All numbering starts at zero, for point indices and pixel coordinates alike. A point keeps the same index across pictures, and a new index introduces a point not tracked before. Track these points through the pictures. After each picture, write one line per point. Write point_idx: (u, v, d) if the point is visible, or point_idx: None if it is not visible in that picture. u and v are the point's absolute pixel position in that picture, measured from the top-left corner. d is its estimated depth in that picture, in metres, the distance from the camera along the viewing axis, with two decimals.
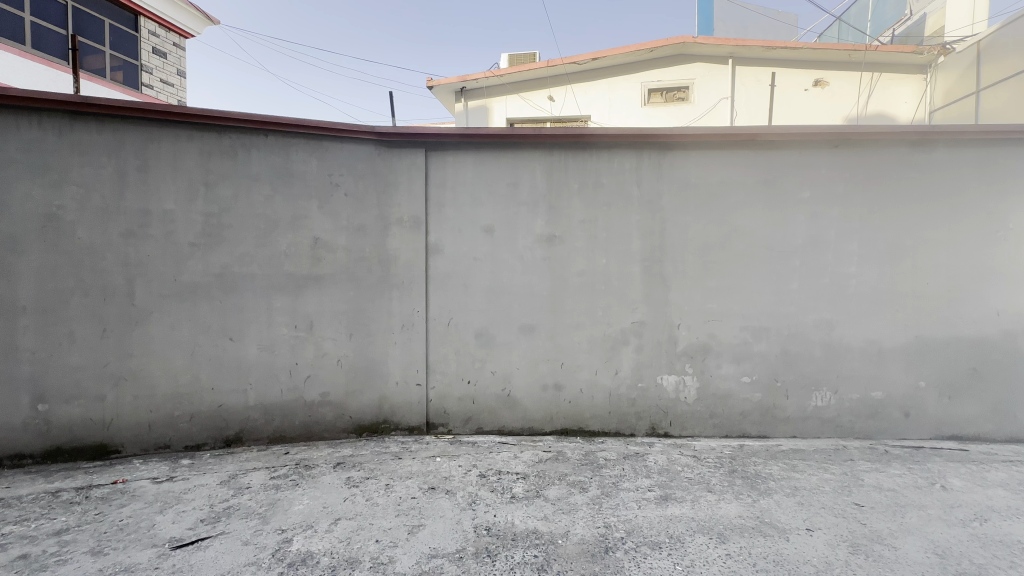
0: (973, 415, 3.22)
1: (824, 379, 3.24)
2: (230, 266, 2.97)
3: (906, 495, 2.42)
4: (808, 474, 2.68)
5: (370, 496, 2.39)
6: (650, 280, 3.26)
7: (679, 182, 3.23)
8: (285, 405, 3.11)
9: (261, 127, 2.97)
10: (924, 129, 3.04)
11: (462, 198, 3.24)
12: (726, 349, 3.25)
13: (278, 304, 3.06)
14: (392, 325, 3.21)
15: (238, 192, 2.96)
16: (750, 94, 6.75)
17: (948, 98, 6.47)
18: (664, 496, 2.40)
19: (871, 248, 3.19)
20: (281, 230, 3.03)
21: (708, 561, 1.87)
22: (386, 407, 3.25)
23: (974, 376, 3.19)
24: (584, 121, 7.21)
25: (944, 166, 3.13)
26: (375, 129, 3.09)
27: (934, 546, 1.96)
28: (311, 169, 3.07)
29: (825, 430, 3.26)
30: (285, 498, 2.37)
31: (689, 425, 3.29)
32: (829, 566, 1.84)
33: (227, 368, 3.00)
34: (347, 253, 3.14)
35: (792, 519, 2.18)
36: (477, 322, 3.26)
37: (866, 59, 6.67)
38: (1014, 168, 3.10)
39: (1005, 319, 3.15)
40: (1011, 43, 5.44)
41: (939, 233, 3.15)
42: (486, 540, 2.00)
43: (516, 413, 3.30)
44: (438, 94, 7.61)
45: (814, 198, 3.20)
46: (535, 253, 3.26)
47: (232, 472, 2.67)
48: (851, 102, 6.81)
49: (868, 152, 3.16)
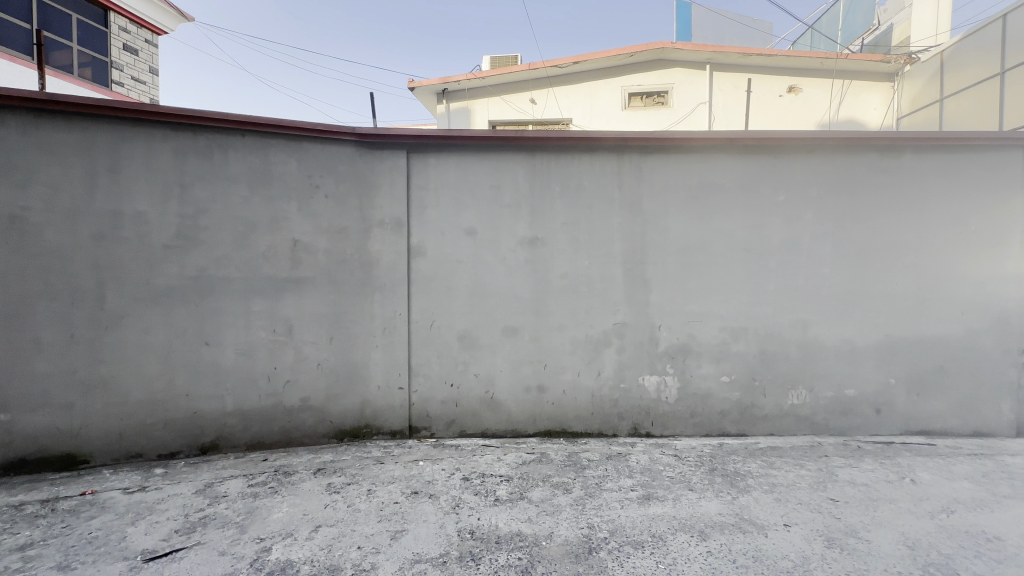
0: (940, 410, 3.34)
1: (800, 378, 3.32)
2: (207, 269, 2.90)
3: (878, 489, 2.50)
4: (785, 470, 2.75)
5: (352, 502, 2.35)
6: (632, 281, 3.29)
7: (659, 185, 3.28)
8: (264, 411, 3.04)
9: (237, 127, 2.91)
10: (893, 136, 3.15)
11: (444, 200, 3.22)
12: (706, 349, 3.31)
13: (256, 308, 3.00)
14: (373, 329, 3.18)
15: (214, 193, 2.90)
16: (727, 99, 6.91)
17: (914, 105, 6.73)
18: (647, 495, 2.43)
19: (844, 250, 3.28)
20: (259, 232, 2.97)
21: (689, 559, 1.90)
22: (368, 411, 3.21)
23: (940, 372, 3.32)
24: (565, 124, 7.26)
25: (911, 171, 3.25)
26: (356, 130, 3.06)
27: (905, 538, 2.03)
28: (290, 170, 3.01)
29: (801, 427, 3.34)
30: (264, 506, 2.31)
31: (671, 424, 3.33)
32: (805, 560, 1.88)
33: (203, 373, 2.93)
34: (328, 255, 3.09)
35: (770, 515, 2.23)
36: (460, 325, 3.25)
37: (837, 67, 6.88)
38: (976, 173, 3.24)
39: (968, 318, 3.29)
40: (970, 55, 5.76)
41: (908, 235, 3.27)
42: (470, 543, 1.99)
43: (500, 415, 3.29)
44: (419, 96, 7.56)
45: (789, 201, 3.28)
46: (519, 255, 3.27)
47: (208, 480, 2.60)
48: (823, 108, 7.02)
49: (840, 157, 3.26)
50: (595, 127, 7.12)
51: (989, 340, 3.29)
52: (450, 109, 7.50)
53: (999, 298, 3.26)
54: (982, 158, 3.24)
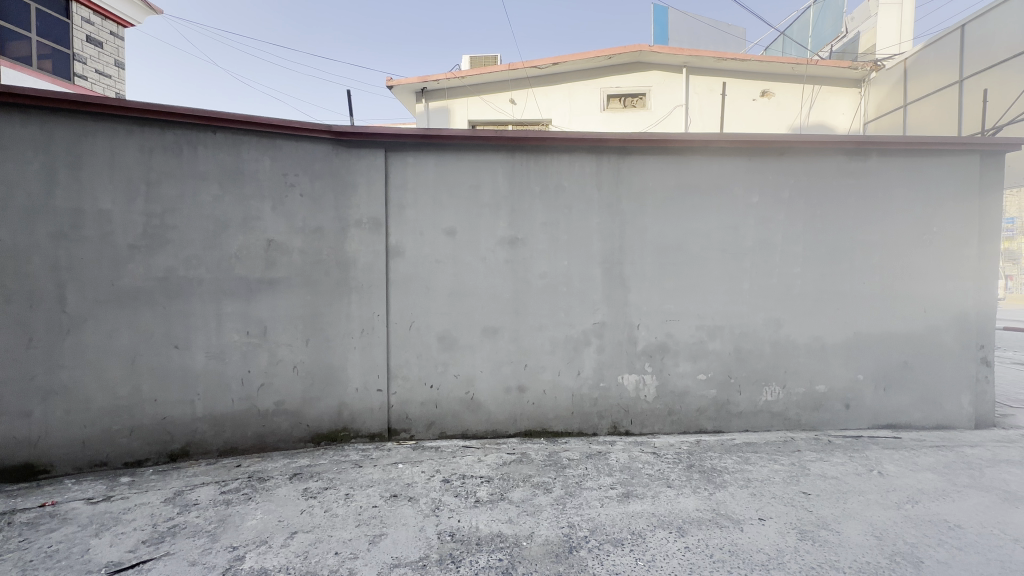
0: (905, 404, 3.47)
1: (773, 374, 3.40)
2: (176, 269, 2.81)
3: (847, 482, 2.58)
4: (759, 465, 2.81)
5: (329, 507, 2.31)
6: (611, 281, 3.32)
7: (638, 186, 3.32)
8: (237, 415, 2.96)
9: (208, 124, 2.82)
10: (860, 140, 3.26)
11: (423, 200, 3.19)
12: (683, 348, 3.36)
13: (228, 310, 2.91)
14: (351, 330, 3.12)
15: (183, 191, 2.80)
16: (702, 102, 7.05)
17: (879, 110, 6.99)
18: (626, 492, 2.45)
19: (815, 251, 3.38)
20: (230, 232, 2.89)
21: (668, 555, 1.92)
22: (346, 414, 3.16)
23: (905, 368, 3.45)
24: (545, 125, 7.28)
25: (878, 174, 3.37)
26: (332, 128, 3.00)
27: (873, 529, 2.10)
28: (263, 168, 2.94)
29: (774, 422, 3.42)
30: (237, 513, 2.25)
31: (649, 422, 3.37)
32: (779, 552, 1.93)
33: (172, 378, 2.83)
34: (304, 256, 3.03)
35: (745, 509, 2.28)
36: (439, 325, 3.22)
37: (807, 72, 7.06)
38: (937, 176, 3.38)
39: (931, 315, 3.42)
40: (931, 63, 6.17)
41: (874, 236, 3.38)
42: (450, 546, 1.97)
43: (480, 416, 3.28)
44: (398, 94, 7.47)
45: (762, 202, 3.36)
46: (498, 255, 3.26)
47: (178, 488, 2.52)
48: (795, 111, 7.19)
49: (811, 160, 3.36)
50: (574, 128, 7.17)
51: (950, 337, 3.43)
52: (430, 108, 7.42)
53: (959, 296, 3.41)
54: (942, 162, 3.38)
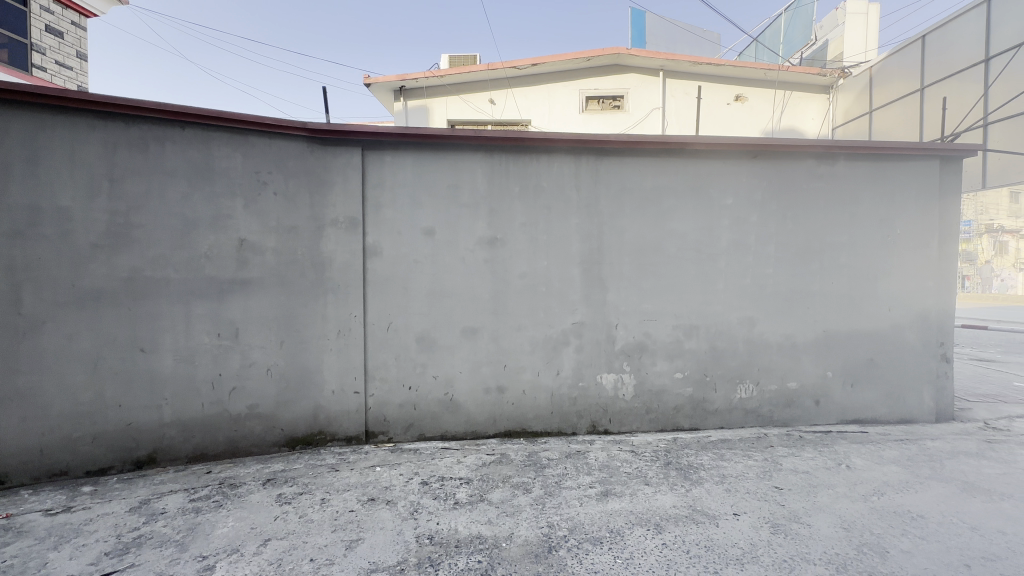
0: (871, 400, 3.59)
1: (747, 372, 3.48)
2: (141, 269, 2.70)
3: (817, 476, 2.65)
4: (734, 461, 2.87)
5: (304, 513, 2.25)
6: (590, 281, 3.35)
7: (616, 187, 3.35)
8: (207, 420, 2.87)
9: (176, 119, 2.73)
10: (829, 144, 3.36)
11: (401, 199, 3.15)
12: (661, 347, 3.41)
13: (199, 311, 2.82)
14: (327, 331, 3.06)
15: (150, 188, 2.70)
16: (679, 105, 7.17)
17: (847, 116, 7.19)
18: (605, 491, 2.47)
19: (786, 251, 3.47)
20: (200, 231, 2.80)
21: (646, 552, 1.94)
22: (322, 417, 3.10)
23: (871, 365, 3.57)
24: (525, 125, 7.28)
25: (845, 178, 3.48)
26: (307, 125, 2.94)
27: (841, 521, 2.16)
28: (235, 166, 2.86)
29: (748, 419, 3.50)
30: (207, 521, 2.18)
31: (627, 420, 3.41)
32: (753, 546, 1.97)
33: (138, 382, 2.73)
34: (277, 255, 2.95)
35: (721, 505, 2.32)
36: (418, 326, 3.19)
37: (778, 78, 7.24)
38: (900, 180, 3.51)
39: (895, 314, 3.55)
40: (893, 72, 6.52)
41: (842, 237, 3.50)
42: (428, 549, 1.95)
43: (460, 417, 3.26)
44: (375, 92, 7.35)
45: (736, 204, 3.44)
46: (478, 256, 3.25)
47: (144, 497, 2.42)
48: (767, 117, 7.35)
49: (783, 163, 3.45)
50: (553, 129, 7.20)
51: (913, 335, 3.58)
52: (408, 107, 7.32)
53: (921, 296, 3.55)
54: (905, 167, 3.52)
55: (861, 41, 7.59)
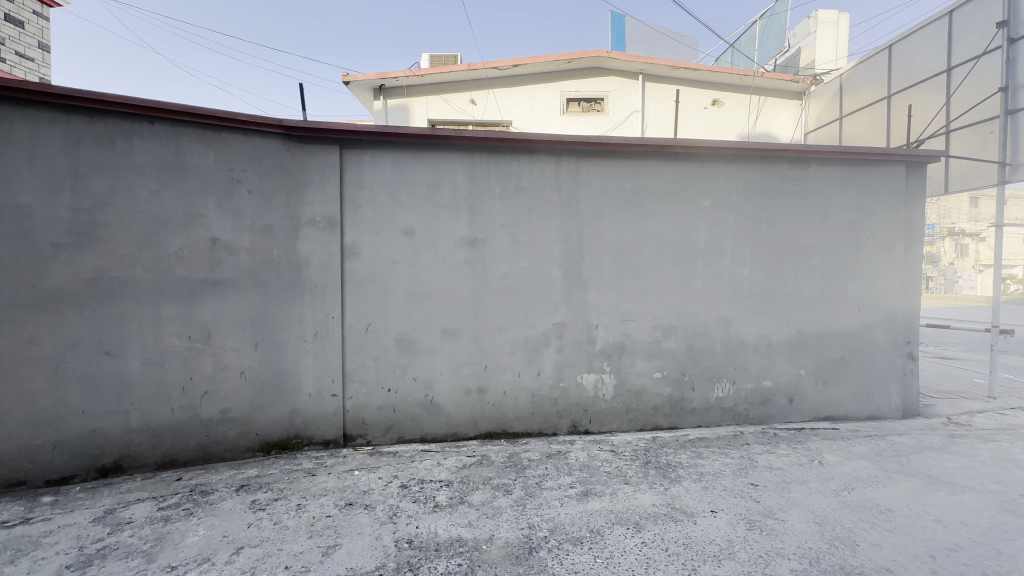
0: (842, 397, 3.70)
1: (724, 371, 3.55)
2: (107, 269, 2.60)
3: (791, 473, 2.72)
4: (712, 460, 2.92)
5: (279, 519, 2.20)
6: (570, 282, 3.36)
7: (595, 188, 3.37)
8: (178, 425, 2.78)
9: (145, 113, 2.64)
10: (802, 149, 3.44)
11: (380, 198, 3.11)
12: (640, 347, 3.44)
13: (168, 313, 2.73)
14: (303, 333, 3.00)
15: (116, 185, 2.60)
16: (658, 109, 7.28)
17: (819, 122, 7.42)
18: (585, 491, 2.48)
19: (761, 253, 3.55)
20: (170, 230, 2.71)
21: (625, 551, 1.95)
22: (298, 420, 3.03)
23: (842, 363, 3.68)
24: (505, 125, 7.27)
25: (817, 181, 3.58)
26: (283, 122, 2.87)
27: (815, 516, 2.22)
28: (207, 163, 2.78)
29: (725, 418, 3.57)
30: (176, 530, 2.10)
31: (607, 420, 3.43)
32: (730, 543, 2.00)
33: (104, 386, 2.62)
34: (251, 255, 2.88)
35: (698, 503, 2.35)
36: (397, 328, 3.15)
37: (753, 84, 7.50)
38: (868, 184, 3.63)
39: (865, 313, 3.67)
40: (862, 79, 6.47)
41: (814, 239, 3.59)
42: (407, 553, 1.92)
43: (440, 419, 3.23)
44: (354, 90, 7.22)
45: (713, 206, 3.50)
46: (458, 256, 3.23)
47: (109, 506, 2.33)
48: (742, 121, 7.64)
49: (757, 166, 3.52)
50: (534, 129, 7.22)
51: (881, 334, 3.70)
52: (388, 105, 7.20)
53: (888, 296, 3.68)
54: (873, 171, 3.64)
55: (830, 50, 7.86)
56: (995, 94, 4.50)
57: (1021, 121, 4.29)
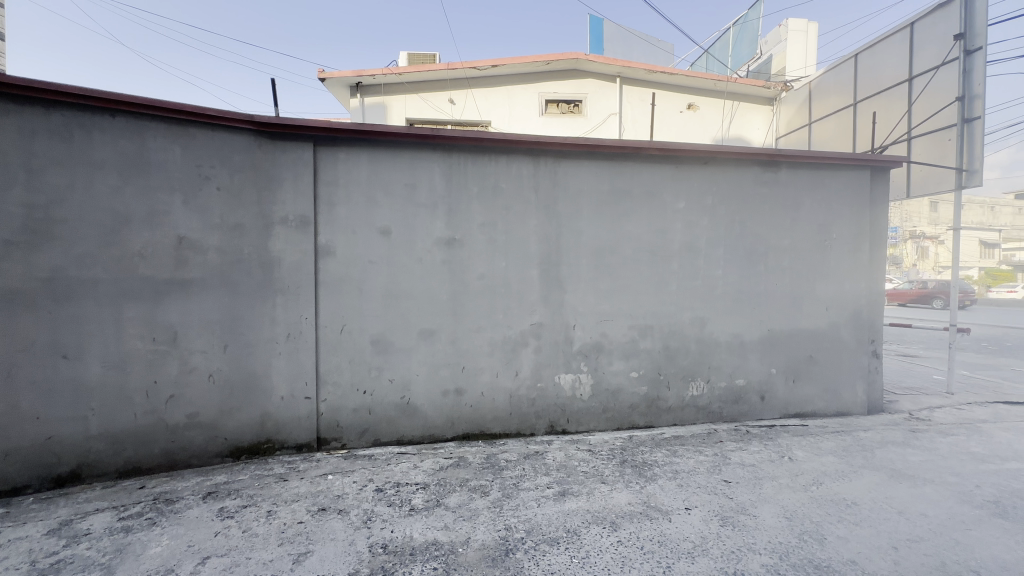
0: (811, 394, 3.81)
1: (698, 370, 3.61)
2: (63, 268, 2.47)
3: (762, 469, 2.78)
4: (686, 457, 2.96)
5: (248, 526, 2.13)
6: (548, 282, 3.37)
7: (573, 189, 3.38)
8: (141, 431, 2.67)
9: (106, 106, 2.52)
10: (772, 153, 3.54)
11: (355, 197, 3.06)
12: (617, 347, 3.48)
13: (131, 314, 2.62)
14: (275, 334, 2.93)
15: (74, 181, 2.48)
16: (635, 111, 7.38)
17: (789, 127, 7.63)
18: (562, 491, 2.48)
19: (734, 254, 3.63)
20: (133, 227, 2.60)
21: (601, 550, 1.96)
22: (269, 424, 2.95)
23: (811, 361, 3.78)
24: (484, 125, 7.25)
25: (788, 185, 3.68)
26: (254, 118, 2.78)
27: (785, 511, 2.27)
28: (173, 159, 2.68)
29: (699, 416, 3.63)
30: (137, 541, 2.01)
31: (585, 420, 3.45)
32: (703, 540, 2.03)
33: (61, 392, 2.50)
34: (220, 254, 2.79)
35: (673, 500, 2.39)
36: (373, 329, 3.10)
37: (727, 89, 7.68)
38: (835, 188, 3.75)
39: (832, 313, 3.79)
40: (830, 87, 6.69)
41: (784, 241, 3.69)
42: (382, 559, 1.89)
43: (417, 421, 3.19)
44: (330, 87, 7.07)
45: (687, 208, 3.56)
46: (435, 256, 3.19)
47: (65, 518, 2.21)
48: (716, 125, 7.83)
49: (731, 169, 3.60)
50: (513, 130, 7.22)
51: (847, 333, 3.82)
52: (365, 103, 7.07)
53: (854, 296, 3.81)
54: (839, 175, 3.76)
55: (800, 57, 8.09)
56: (952, 104, 4.71)
57: (976, 131, 4.49)
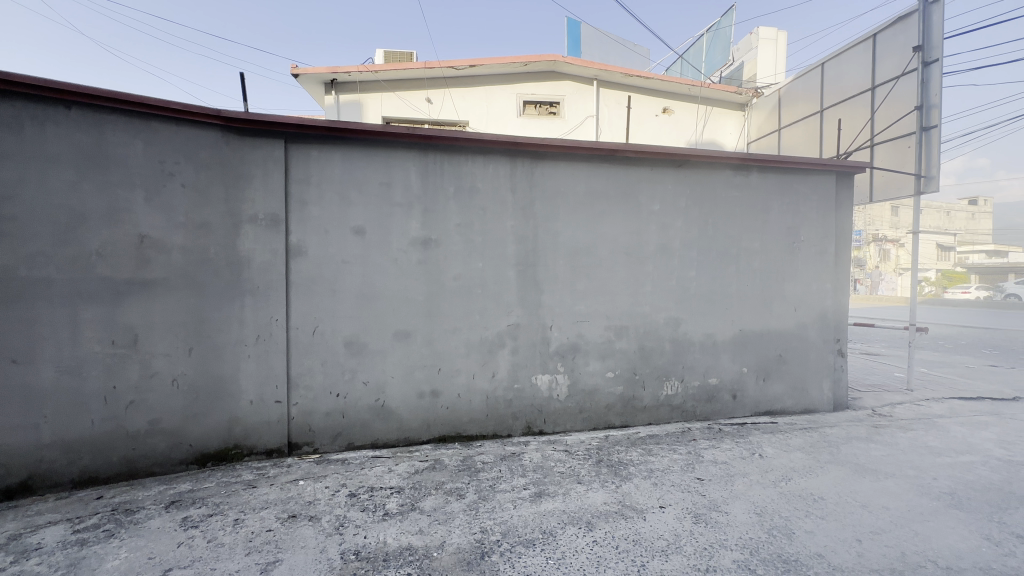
0: (780, 393, 3.91)
1: (673, 370, 3.66)
2: (13, 268, 2.33)
3: (734, 466, 2.84)
4: (661, 456, 3.00)
5: (213, 536, 2.05)
6: (525, 283, 3.36)
7: (550, 190, 3.39)
8: (99, 439, 2.54)
9: (61, 97, 2.40)
10: (744, 156, 3.61)
11: (328, 196, 2.99)
12: (593, 348, 3.50)
13: (88, 316, 2.50)
14: (244, 337, 2.84)
15: (25, 175, 2.34)
16: (612, 114, 7.48)
17: (760, 132, 7.85)
18: (539, 492, 2.48)
19: (707, 255, 3.70)
20: (90, 225, 2.48)
21: (576, 550, 1.96)
22: (237, 429, 2.85)
23: (780, 360, 3.89)
24: (462, 125, 7.21)
25: (758, 188, 3.77)
26: (222, 113, 2.69)
27: (755, 507, 2.32)
28: (135, 154, 2.57)
29: (674, 415, 3.68)
30: (94, 554, 1.92)
31: (561, 420, 3.46)
32: (677, 537, 2.05)
33: (9, 398, 2.35)
34: (185, 254, 2.69)
35: (648, 499, 2.41)
36: (347, 330, 3.03)
37: (700, 94, 7.86)
38: (803, 192, 3.86)
39: (800, 313, 3.90)
40: (799, 94, 6.89)
41: (755, 243, 3.78)
42: (354, 565, 1.84)
43: (391, 424, 3.14)
44: (303, 83, 6.90)
45: (662, 210, 3.61)
46: (410, 257, 3.15)
47: (14, 532, 2.09)
48: (689, 129, 8.00)
49: (705, 172, 3.66)
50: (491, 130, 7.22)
51: (815, 333, 3.94)
52: (339, 100, 6.92)
53: (821, 297, 3.93)
54: (807, 179, 3.87)
55: (770, 64, 8.39)
56: (911, 113, 4.92)
57: (933, 138, 4.69)
